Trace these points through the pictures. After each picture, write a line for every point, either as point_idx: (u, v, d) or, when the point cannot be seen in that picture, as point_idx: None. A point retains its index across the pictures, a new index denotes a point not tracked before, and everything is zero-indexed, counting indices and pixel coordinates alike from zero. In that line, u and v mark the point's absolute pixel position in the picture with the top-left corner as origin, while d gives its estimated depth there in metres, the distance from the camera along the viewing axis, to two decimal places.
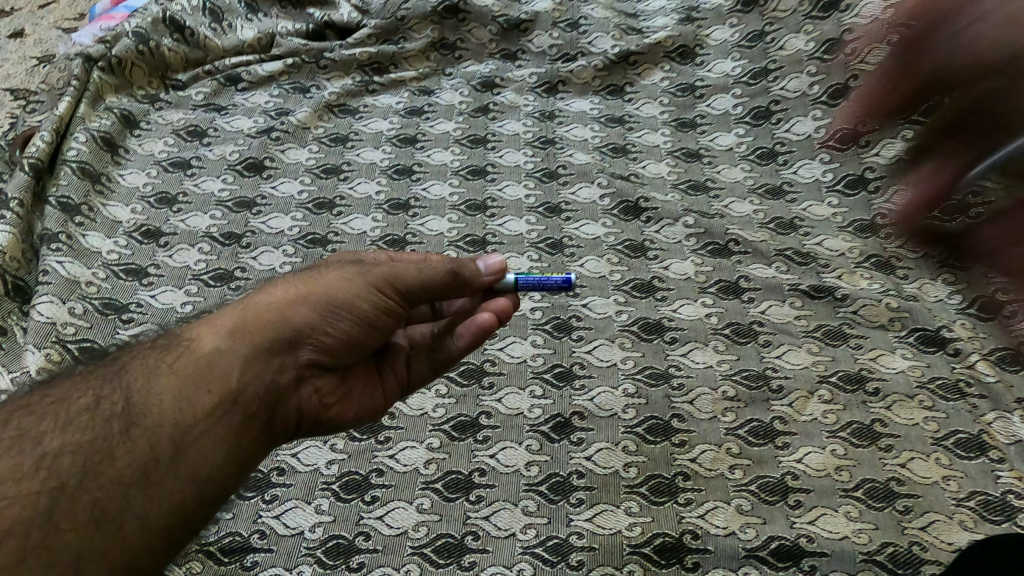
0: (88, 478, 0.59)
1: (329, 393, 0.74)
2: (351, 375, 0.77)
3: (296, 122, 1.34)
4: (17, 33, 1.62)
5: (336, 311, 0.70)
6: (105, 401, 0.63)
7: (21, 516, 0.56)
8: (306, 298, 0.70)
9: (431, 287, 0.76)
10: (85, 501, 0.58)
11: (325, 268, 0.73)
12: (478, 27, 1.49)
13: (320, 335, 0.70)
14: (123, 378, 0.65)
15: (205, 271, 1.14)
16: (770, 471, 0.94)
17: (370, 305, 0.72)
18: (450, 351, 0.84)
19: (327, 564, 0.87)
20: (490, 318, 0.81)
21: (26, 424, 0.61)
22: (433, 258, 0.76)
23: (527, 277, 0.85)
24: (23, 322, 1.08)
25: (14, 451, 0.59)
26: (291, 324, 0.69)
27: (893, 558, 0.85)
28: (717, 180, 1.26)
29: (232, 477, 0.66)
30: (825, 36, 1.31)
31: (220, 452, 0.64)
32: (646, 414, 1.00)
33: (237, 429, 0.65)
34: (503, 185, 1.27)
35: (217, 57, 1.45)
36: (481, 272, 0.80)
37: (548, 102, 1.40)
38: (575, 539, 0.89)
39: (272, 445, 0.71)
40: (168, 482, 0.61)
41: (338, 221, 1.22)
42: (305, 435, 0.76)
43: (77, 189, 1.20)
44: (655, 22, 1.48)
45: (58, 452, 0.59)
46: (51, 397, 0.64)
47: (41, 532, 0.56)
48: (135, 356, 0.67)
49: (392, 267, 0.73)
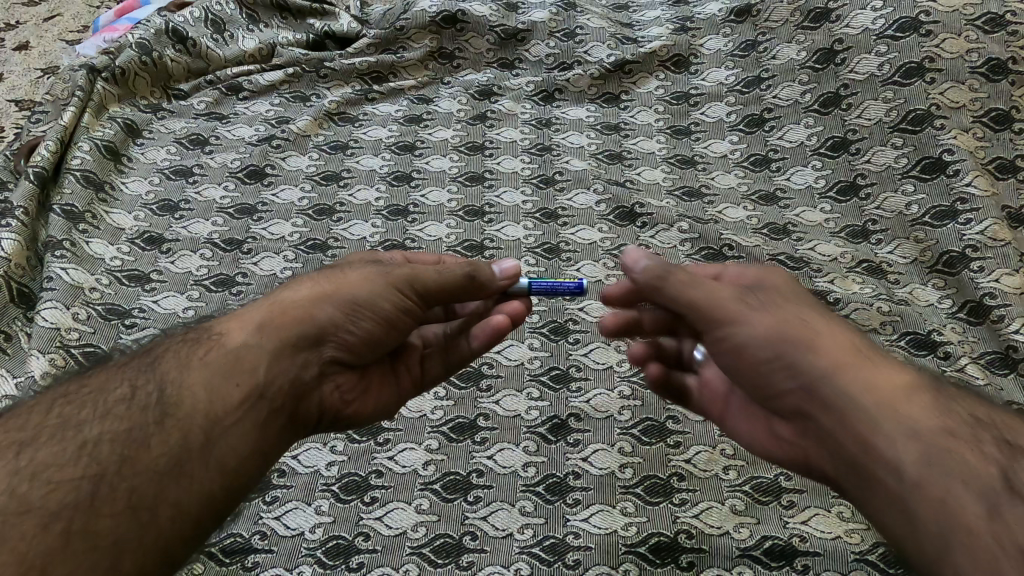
0: (125, 465, 0.61)
1: (348, 389, 0.78)
2: (368, 373, 0.82)
3: (297, 130, 1.36)
4: (22, 45, 1.64)
5: (358, 309, 0.75)
6: (140, 391, 0.66)
7: (63, 501, 0.58)
8: (331, 297, 0.75)
9: (448, 289, 0.80)
10: (124, 488, 0.60)
11: (348, 270, 0.79)
12: (476, 37, 1.51)
13: (342, 334, 0.75)
14: (156, 370, 0.68)
15: (206, 276, 1.16)
16: (763, 471, 0.95)
17: (390, 305, 0.77)
18: (463, 352, 0.86)
19: (327, 564, 0.88)
20: (504, 320, 0.84)
21: (66, 414, 0.64)
22: (451, 262, 0.81)
23: (541, 281, 0.88)
24: (28, 327, 1.09)
25: (55, 439, 0.62)
26: (315, 321, 0.74)
27: (885, 558, 0.86)
28: (711, 187, 1.28)
29: (256, 470, 0.69)
30: (816, 45, 1.33)
31: (249, 444, 0.67)
32: (641, 416, 1.01)
33: (264, 422, 0.69)
34: (501, 191, 1.29)
35: (218, 66, 1.47)
36: (496, 276, 0.84)
37: (545, 109, 1.43)
38: (572, 539, 0.90)
39: (292, 441, 0.75)
40: (201, 472, 0.64)
41: (338, 227, 1.23)
42: (324, 430, 0.80)
43: (81, 197, 1.22)
44: (650, 32, 1.50)
45: (98, 440, 0.62)
46: (89, 387, 0.67)
47: (83, 517, 0.58)
48: (168, 350, 0.71)
49: (411, 269, 0.78)
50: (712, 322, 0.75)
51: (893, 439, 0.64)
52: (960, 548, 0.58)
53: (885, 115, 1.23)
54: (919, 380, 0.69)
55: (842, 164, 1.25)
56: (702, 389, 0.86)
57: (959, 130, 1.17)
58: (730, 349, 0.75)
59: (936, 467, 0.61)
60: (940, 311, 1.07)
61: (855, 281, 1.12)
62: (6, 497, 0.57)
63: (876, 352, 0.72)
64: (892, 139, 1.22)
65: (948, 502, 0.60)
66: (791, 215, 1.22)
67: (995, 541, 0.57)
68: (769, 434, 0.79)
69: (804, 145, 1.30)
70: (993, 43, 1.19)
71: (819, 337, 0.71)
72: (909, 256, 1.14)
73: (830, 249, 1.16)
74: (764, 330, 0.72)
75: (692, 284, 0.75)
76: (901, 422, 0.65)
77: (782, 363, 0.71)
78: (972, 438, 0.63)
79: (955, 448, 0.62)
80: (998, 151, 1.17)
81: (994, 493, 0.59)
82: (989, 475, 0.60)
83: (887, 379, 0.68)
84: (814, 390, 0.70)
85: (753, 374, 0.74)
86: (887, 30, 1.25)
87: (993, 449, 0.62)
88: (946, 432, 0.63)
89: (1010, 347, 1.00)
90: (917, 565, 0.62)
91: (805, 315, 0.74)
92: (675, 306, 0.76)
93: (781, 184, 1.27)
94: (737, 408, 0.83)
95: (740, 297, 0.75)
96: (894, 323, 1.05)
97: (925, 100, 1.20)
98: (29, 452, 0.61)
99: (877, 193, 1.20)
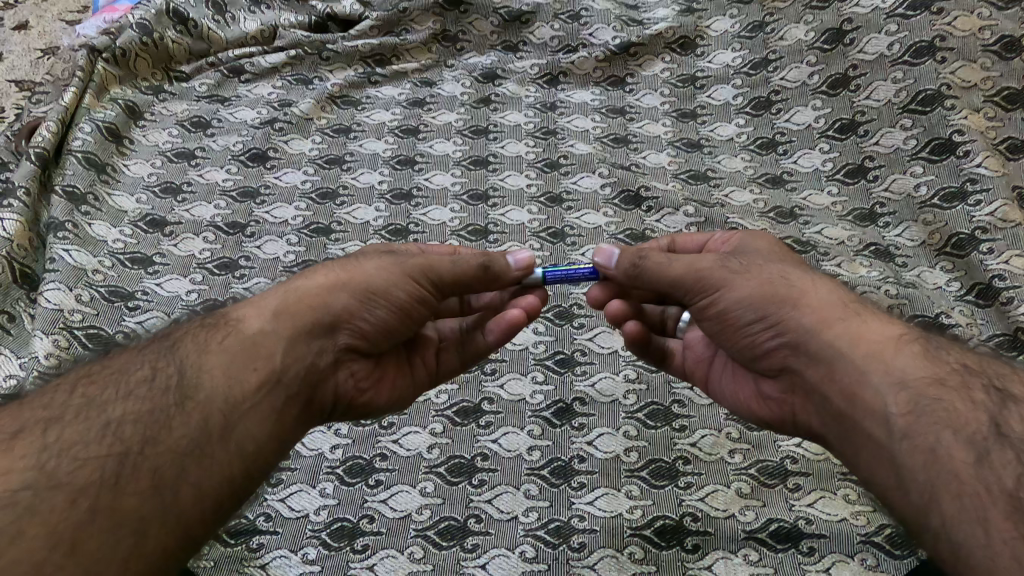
0: (148, 446, 0.61)
1: (362, 379, 0.79)
2: (381, 365, 0.82)
3: (299, 113, 1.35)
4: (21, 25, 1.63)
5: (373, 297, 0.75)
6: (161, 374, 0.66)
7: (89, 478, 0.57)
8: (346, 285, 0.75)
9: (465, 281, 0.80)
10: (147, 468, 0.59)
11: (364, 259, 0.79)
12: (480, 19, 1.50)
13: (357, 321, 0.75)
14: (176, 354, 0.68)
15: (209, 259, 1.15)
16: (768, 455, 0.95)
17: (404, 293, 0.77)
18: (480, 346, 0.87)
19: (331, 546, 0.88)
20: (519, 314, 0.83)
21: (90, 394, 0.64)
22: (468, 253, 0.81)
23: (554, 270, 0.87)
24: (31, 308, 1.09)
25: (81, 419, 0.61)
26: (330, 308, 0.74)
27: (892, 540, 0.86)
28: (717, 170, 1.27)
29: (273, 456, 0.69)
30: (824, 26, 1.31)
31: (265, 428, 0.68)
32: (646, 399, 1.01)
33: (280, 407, 0.69)
34: (505, 175, 1.28)
35: (220, 49, 1.46)
36: (511, 267, 0.82)
37: (549, 93, 1.41)
38: (576, 522, 0.90)
39: (306, 429, 0.75)
40: (220, 454, 0.64)
41: (341, 211, 1.23)
42: (337, 417, 0.81)
43: (83, 178, 1.21)
44: (656, 13, 1.49)
45: (122, 420, 0.61)
46: (111, 368, 0.67)
47: (109, 494, 0.57)
48: (187, 334, 0.71)
49: (427, 259, 0.78)
50: (694, 291, 0.76)
51: (880, 391, 0.63)
52: (946, 495, 0.57)
53: (894, 96, 1.21)
54: (908, 332, 0.67)
55: (850, 147, 1.24)
56: (685, 351, 0.89)
57: (970, 109, 1.15)
58: (716, 315, 0.75)
59: (923, 416, 0.60)
60: (948, 294, 1.06)
61: (862, 264, 1.11)
62: (36, 472, 0.56)
63: (866, 306, 0.71)
64: (901, 120, 1.20)
65: (934, 450, 0.58)
66: (798, 199, 1.21)
67: (982, 488, 0.55)
68: (757, 395, 0.80)
69: (811, 128, 1.28)
70: (1007, 19, 1.17)
71: (804, 295, 0.71)
72: (918, 239, 1.13)
73: (837, 233, 1.16)
74: (747, 293, 0.72)
75: (670, 260, 0.77)
76: (888, 373, 0.64)
77: (767, 323, 0.71)
78: (962, 386, 0.62)
79: (942, 398, 0.61)
80: (1010, 131, 1.15)
81: (983, 440, 0.58)
82: (977, 423, 0.59)
83: (875, 333, 0.66)
84: (799, 348, 0.69)
85: (738, 337, 0.75)
86: (898, 8, 1.23)
87: (983, 396, 0.61)
88: (934, 381, 0.62)
89: (1018, 329, 0.99)
90: (903, 517, 0.61)
91: (790, 275, 0.73)
92: (655, 283, 0.79)
93: (787, 167, 1.26)
94: (721, 373, 0.84)
95: (723, 262, 0.75)
96: (902, 306, 1.05)
97: (935, 80, 1.18)
98: (55, 429, 0.59)
99: (885, 175, 1.19)
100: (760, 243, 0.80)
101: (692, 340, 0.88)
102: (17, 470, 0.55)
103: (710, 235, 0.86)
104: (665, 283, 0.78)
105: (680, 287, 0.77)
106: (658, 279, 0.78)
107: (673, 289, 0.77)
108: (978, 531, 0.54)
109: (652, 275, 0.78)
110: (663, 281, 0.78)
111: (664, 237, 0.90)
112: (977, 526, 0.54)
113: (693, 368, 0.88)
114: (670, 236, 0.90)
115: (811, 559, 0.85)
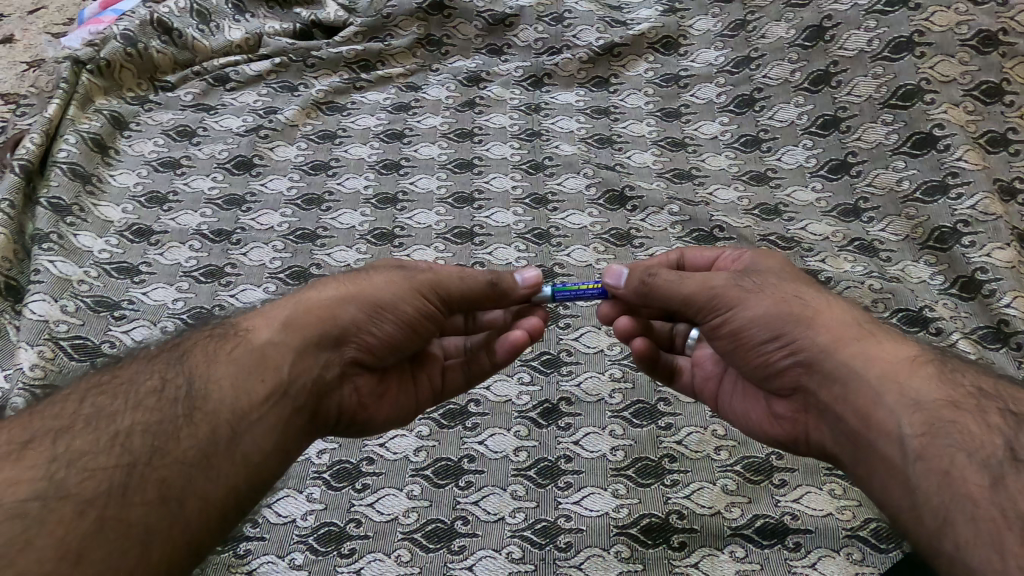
0: (155, 458, 0.60)
1: (366, 394, 0.79)
2: (386, 379, 0.82)
3: (285, 120, 1.36)
4: (6, 39, 1.63)
5: (381, 312, 0.76)
6: (170, 385, 0.66)
7: (97, 490, 0.57)
8: (354, 301, 0.76)
9: (472, 296, 0.81)
10: (154, 480, 0.59)
11: (371, 273, 0.80)
12: (464, 24, 1.50)
13: (363, 335, 0.76)
14: (186, 365, 0.68)
15: (195, 268, 1.15)
16: (754, 450, 0.95)
17: (412, 309, 0.78)
18: (483, 365, 0.88)
19: (319, 551, 0.88)
20: (522, 336, 0.84)
21: (99, 404, 0.63)
22: (474, 268, 0.82)
23: (564, 290, 0.87)
24: (16, 320, 1.09)
25: (89, 429, 0.61)
26: (337, 324, 0.74)
27: (877, 534, 0.86)
28: (702, 169, 1.28)
29: (277, 469, 0.69)
30: (805, 24, 1.31)
31: (271, 442, 0.67)
32: (632, 398, 1.01)
33: (287, 420, 0.69)
34: (490, 177, 1.28)
35: (205, 58, 1.46)
36: (518, 286, 0.85)
37: (534, 95, 1.42)
38: (563, 521, 0.90)
39: (309, 442, 0.75)
40: (226, 467, 0.64)
41: (327, 216, 1.23)
42: (341, 433, 0.81)
43: (68, 190, 1.22)
44: (639, 14, 1.49)
45: (130, 430, 0.61)
46: (121, 377, 0.67)
47: (116, 505, 0.57)
48: (195, 344, 0.71)
49: (436, 274, 0.80)
50: (707, 309, 0.77)
51: (894, 410, 0.63)
52: (960, 520, 0.56)
53: (875, 92, 1.22)
54: (925, 354, 0.68)
55: (833, 143, 1.24)
56: (694, 369, 0.89)
57: (950, 104, 1.16)
58: (729, 332, 0.76)
59: (938, 437, 0.60)
60: (932, 288, 1.06)
61: (846, 259, 1.11)
62: (44, 482, 0.56)
63: (880, 326, 0.71)
64: (882, 116, 1.21)
65: (950, 472, 0.58)
66: (782, 195, 1.22)
67: (999, 512, 0.55)
68: (769, 412, 0.80)
69: (795, 124, 1.28)
70: (983, 14, 1.18)
71: (819, 313, 0.71)
72: (902, 233, 1.13)
73: (821, 228, 1.16)
74: (762, 311, 0.73)
75: (682, 278, 0.78)
76: (903, 395, 0.64)
77: (781, 340, 0.72)
78: (977, 409, 0.62)
79: (959, 419, 0.61)
80: (991, 125, 1.15)
81: (998, 463, 0.57)
82: (992, 446, 0.58)
83: (891, 354, 0.67)
84: (814, 364, 0.70)
85: (751, 354, 0.75)
86: (877, 5, 1.24)
87: (999, 420, 0.61)
88: (949, 403, 0.62)
89: (1001, 322, 1.00)
90: (916, 538, 0.60)
91: (804, 292, 0.74)
92: (666, 301, 0.80)
93: (771, 164, 1.26)
94: (730, 392, 0.85)
95: (735, 280, 0.76)
96: (886, 301, 1.05)
97: (914, 75, 1.19)
98: (64, 440, 0.59)
99: (868, 170, 1.20)
100: (770, 261, 0.80)
101: (702, 357, 0.89)
102: (25, 481, 0.55)
103: (720, 250, 0.87)
104: (679, 301, 0.78)
105: (694, 303, 0.77)
106: (672, 298, 0.79)
107: (686, 305, 0.78)
108: (994, 557, 0.53)
109: (667, 294, 0.79)
110: (677, 299, 0.78)
111: (673, 251, 0.90)
112: (992, 550, 0.53)
113: (704, 387, 0.88)
114: (679, 250, 0.91)
115: (797, 554, 0.86)
